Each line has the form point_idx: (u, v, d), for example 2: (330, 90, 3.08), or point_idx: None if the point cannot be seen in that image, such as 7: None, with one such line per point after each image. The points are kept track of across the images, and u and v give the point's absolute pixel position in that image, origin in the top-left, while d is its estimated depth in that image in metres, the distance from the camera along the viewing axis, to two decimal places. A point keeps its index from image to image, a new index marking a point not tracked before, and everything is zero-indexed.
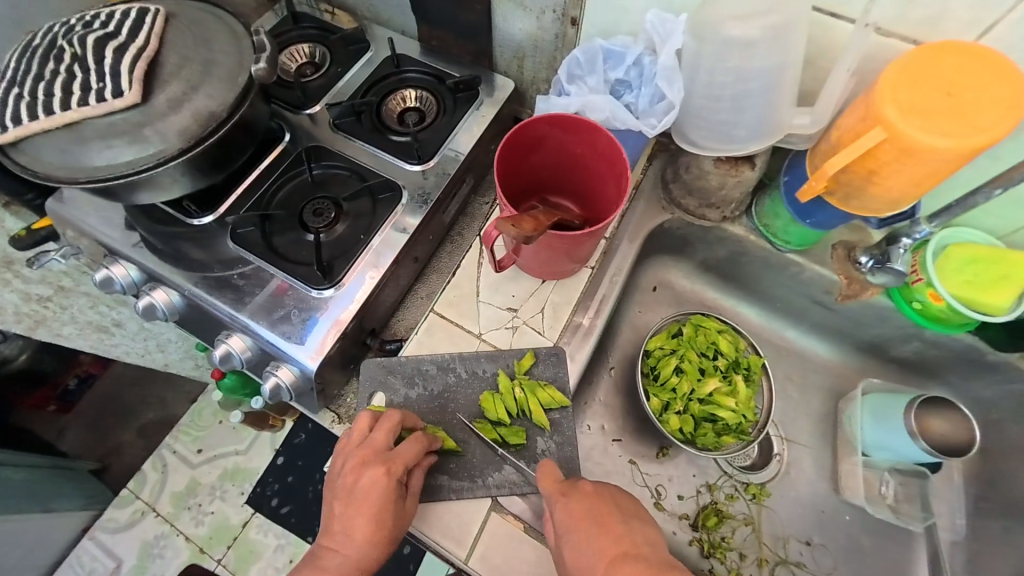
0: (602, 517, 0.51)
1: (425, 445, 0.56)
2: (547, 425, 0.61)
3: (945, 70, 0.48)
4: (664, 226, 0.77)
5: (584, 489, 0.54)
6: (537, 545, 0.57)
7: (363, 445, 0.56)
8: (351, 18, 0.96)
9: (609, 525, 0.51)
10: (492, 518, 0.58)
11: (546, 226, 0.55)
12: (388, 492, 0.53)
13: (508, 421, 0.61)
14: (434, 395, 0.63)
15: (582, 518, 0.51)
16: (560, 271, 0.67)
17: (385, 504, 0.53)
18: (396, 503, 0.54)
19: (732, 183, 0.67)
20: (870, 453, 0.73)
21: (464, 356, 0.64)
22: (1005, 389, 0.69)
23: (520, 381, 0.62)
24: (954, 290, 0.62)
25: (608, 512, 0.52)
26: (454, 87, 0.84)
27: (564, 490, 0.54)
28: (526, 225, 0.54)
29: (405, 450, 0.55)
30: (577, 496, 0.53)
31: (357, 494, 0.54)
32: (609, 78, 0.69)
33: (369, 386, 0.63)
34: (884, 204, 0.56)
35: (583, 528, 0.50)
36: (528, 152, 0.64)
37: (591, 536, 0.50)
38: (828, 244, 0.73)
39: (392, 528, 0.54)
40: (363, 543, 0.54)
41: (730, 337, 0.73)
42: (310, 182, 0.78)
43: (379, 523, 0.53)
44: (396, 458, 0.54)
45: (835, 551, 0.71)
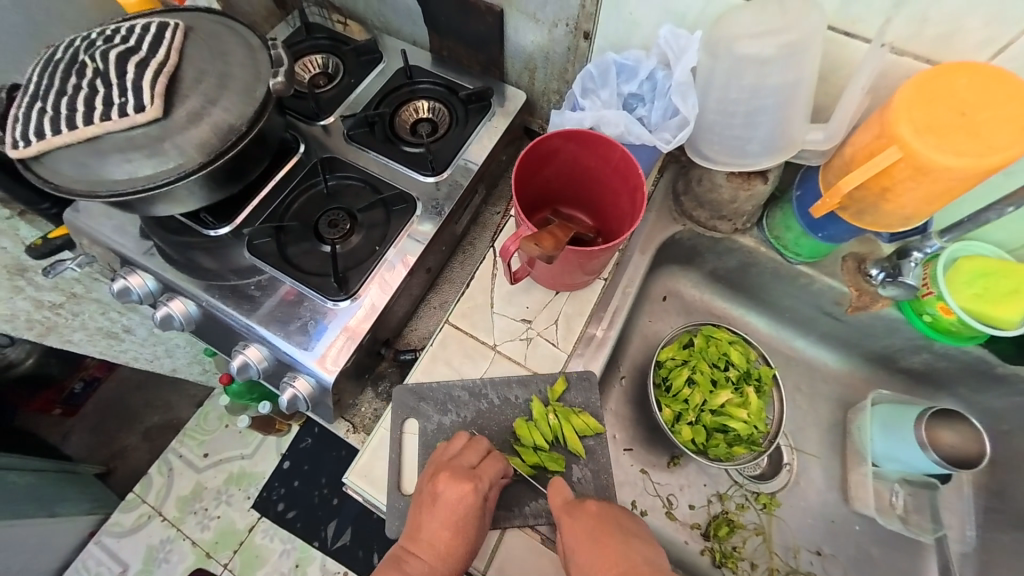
0: (603, 536, 0.51)
1: (504, 467, 0.57)
2: (581, 453, 0.61)
3: (960, 91, 0.48)
4: (674, 237, 0.78)
5: (588, 508, 0.53)
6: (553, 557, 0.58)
7: (452, 458, 0.56)
8: (363, 28, 0.97)
9: (610, 545, 0.50)
10: (508, 531, 0.58)
11: (564, 241, 0.56)
12: (472, 506, 0.54)
13: (545, 449, 0.60)
14: (467, 422, 0.62)
15: (581, 537, 0.51)
16: (574, 283, 0.67)
17: (469, 517, 0.54)
18: (478, 519, 0.54)
19: (744, 197, 0.68)
20: (879, 463, 0.74)
21: (494, 381, 0.64)
22: (1014, 400, 0.69)
23: (554, 408, 0.62)
24: (963, 303, 0.63)
25: (609, 532, 0.51)
26: (466, 98, 0.85)
27: (569, 509, 0.54)
28: (544, 242, 0.55)
29: (489, 467, 0.56)
30: (579, 516, 0.53)
31: (445, 504, 0.53)
32: (622, 92, 0.69)
33: (398, 411, 0.63)
34: (897, 220, 0.56)
35: (584, 546, 0.50)
36: (543, 165, 0.65)
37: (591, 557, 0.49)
38: (838, 256, 0.73)
39: (471, 543, 0.54)
40: (444, 555, 0.53)
41: (741, 347, 0.74)
42: (324, 193, 0.78)
43: (463, 535, 0.53)
44: (480, 474, 0.55)
45: (845, 560, 0.72)
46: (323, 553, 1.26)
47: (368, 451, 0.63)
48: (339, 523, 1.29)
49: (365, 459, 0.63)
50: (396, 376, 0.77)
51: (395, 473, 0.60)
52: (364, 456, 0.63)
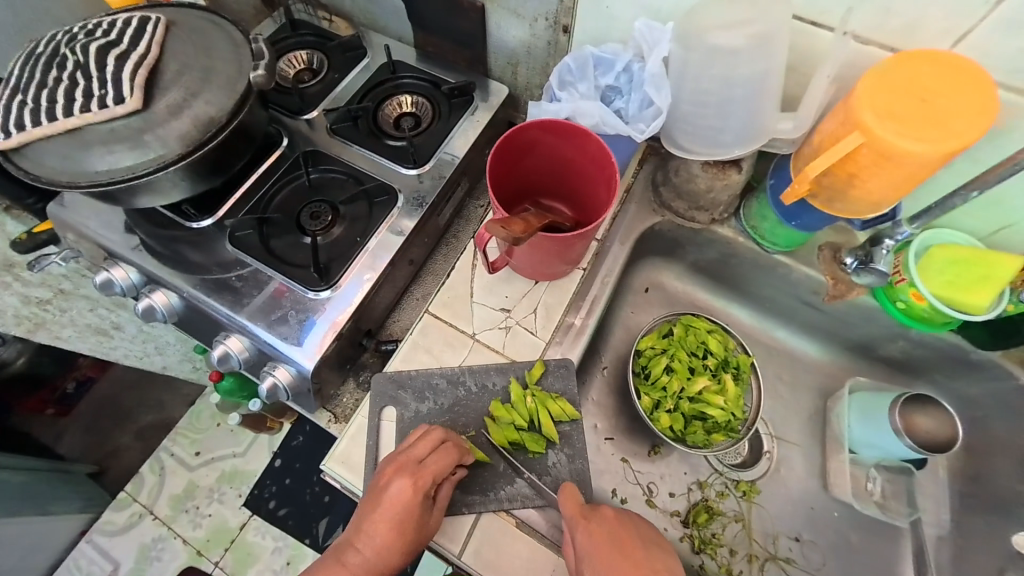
0: (625, 544, 0.53)
1: (452, 463, 0.56)
2: (556, 438, 0.61)
3: (921, 78, 0.49)
4: (655, 228, 0.78)
5: (607, 513, 0.55)
6: (529, 541, 0.58)
7: (400, 453, 0.56)
8: (349, 25, 0.98)
9: (632, 550, 0.53)
10: (484, 515, 0.59)
11: (536, 227, 0.57)
12: (413, 504, 0.54)
13: (521, 431, 0.61)
14: (444, 409, 0.63)
15: (607, 543, 0.52)
16: (552, 273, 0.68)
17: (410, 515, 0.54)
18: (420, 516, 0.55)
19: (720, 186, 0.68)
20: (856, 450, 0.75)
21: (474, 370, 0.65)
22: (987, 386, 0.70)
23: (532, 391, 0.63)
24: (935, 290, 0.64)
25: (630, 538, 0.54)
26: (449, 93, 0.86)
27: (587, 514, 0.55)
28: (514, 227, 0.55)
29: (436, 463, 0.55)
30: (603, 522, 0.54)
31: (385, 502, 0.54)
32: (599, 85, 0.70)
33: (379, 401, 0.63)
34: (864, 206, 0.57)
35: (608, 552, 0.51)
36: (520, 156, 0.66)
37: (614, 566, 0.51)
38: (815, 245, 0.74)
39: (411, 539, 0.55)
40: (383, 549, 0.54)
41: (720, 336, 0.74)
42: (307, 186, 0.79)
43: (403, 532, 0.54)
44: (425, 471, 0.54)
45: (825, 547, 0.72)
46: (314, 550, 1.27)
47: (346, 438, 0.63)
48: (330, 520, 1.30)
49: (344, 445, 0.63)
50: (379, 367, 0.78)
51: (372, 460, 0.61)
52: (343, 441, 0.63)
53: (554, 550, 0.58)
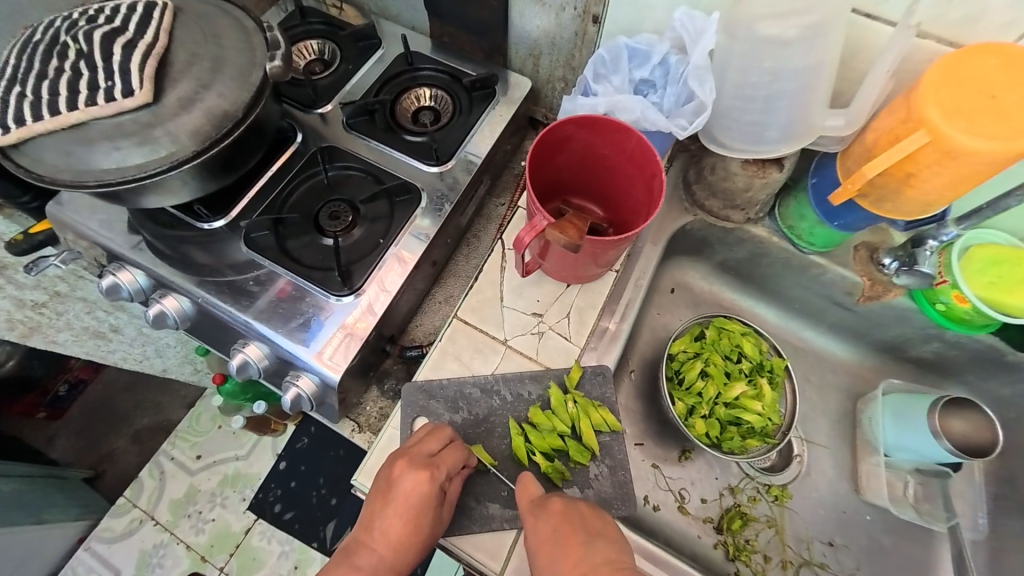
0: (567, 539, 0.49)
1: (461, 459, 0.55)
2: (597, 449, 0.59)
3: (988, 73, 0.47)
4: (685, 227, 0.77)
5: (551, 507, 0.52)
6: None
7: (409, 448, 0.54)
8: (359, 14, 0.94)
9: (574, 548, 0.49)
10: (525, 530, 0.56)
11: (583, 230, 0.55)
12: (426, 501, 0.52)
13: (563, 439, 0.59)
14: (477, 420, 0.60)
15: (546, 540, 0.50)
16: (586, 275, 0.65)
17: (424, 509, 0.52)
18: (432, 510, 0.53)
19: (759, 185, 0.67)
20: (891, 453, 0.73)
21: (508, 378, 0.62)
22: (1022, 387, 0.69)
23: (573, 396, 0.61)
24: (979, 291, 0.63)
25: (573, 533, 0.50)
26: (470, 86, 0.83)
27: (534, 508, 0.52)
28: (566, 230, 0.54)
29: (448, 457, 0.54)
30: (546, 513, 0.51)
31: (398, 495, 0.52)
32: (633, 78, 0.68)
33: (410, 411, 0.60)
34: (918, 207, 0.55)
35: (546, 548, 0.50)
36: (555, 152, 0.63)
37: (556, 560, 0.49)
38: (850, 246, 0.73)
39: (425, 537, 0.53)
40: (396, 546, 0.53)
41: (754, 339, 0.73)
42: (324, 184, 0.75)
43: (418, 531, 0.52)
44: (439, 463, 0.53)
45: (857, 551, 0.71)
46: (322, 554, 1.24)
47: (375, 451, 0.60)
48: (338, 524, 1.26)
49: (375, 460, 0.60)
50: (401, 374, 0.74)
51: None
52: (372, 456, 0.60)
53: None
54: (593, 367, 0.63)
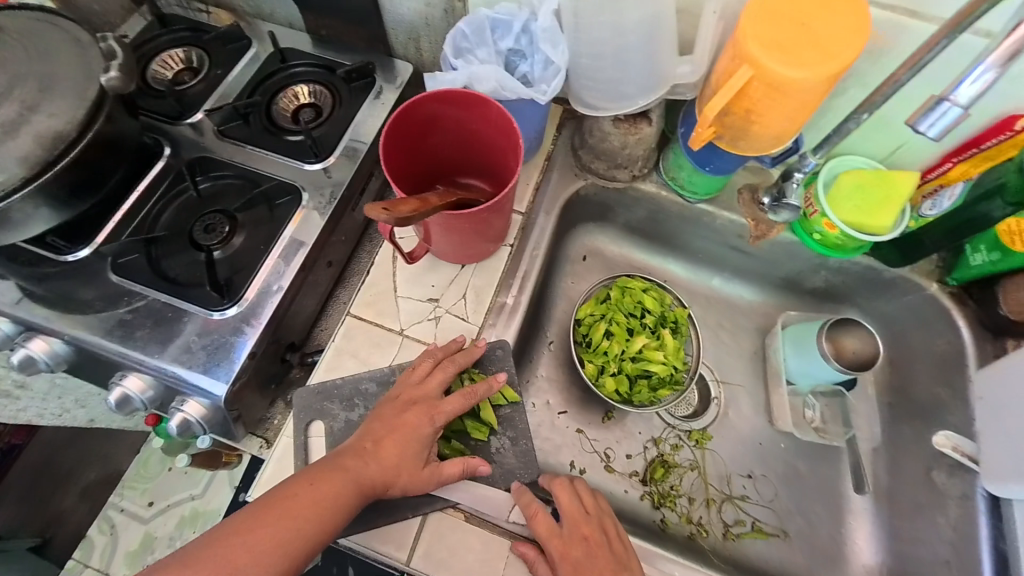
0: (596, 562, 0.53)
1: (481, 392, 0.58)
2: (495, 423, 0.59)
3: (796, 3, 0.49)
4: (580, 193, 0.77)
5: (579, 531, 0.54)
6: (481, 532, 0.56)
7: (414, 384, 0.57)
8: (233, 15, 0.89)
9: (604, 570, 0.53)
10: (431, 515, 0.56)
11: (429, 207, 0.50)
12: (430, 421, 0.55)
13: (461, 419, 0.59)
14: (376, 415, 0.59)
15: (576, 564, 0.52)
16: (476, 253, 0.64)
17: (419, 445, 0.54)
18: (423, 451, 0.54)
19: (633, 141, 0.68)
20: (794, 380, 0.77)
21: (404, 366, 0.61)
22: (904, 302, 0.74)
23: (470, 374, 0.61)
24: (844, 217, 0.66)
25: (600, 557, 0.53)
26: (347, 76, 0.80)
27: (561, 533, 0.54)
28: (401, 208, 0.48)
29: (450, 402, 0.56)
30: (578, 551, 0.53)
31: (396, 425, 0.54)
32: (501, 49, 0.67)
33: (305, 416, 0.59)
34: (767, 141, 0.57)
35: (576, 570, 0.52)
36: (423, 132, 0.61)
37: None
38: (735, 188, 0.75)
39: (412, 459, 0.54)
40: (378, 479, 0.52)
41: (655, 293, 0.74)
42: (197, 197, 0.72)
43: (406, 461, 0.53)
44: (439, 407, 0.56)
45: (774, 478, 0.73)
46: None
47: (272, 462, 0.58)
48: None
49: (271, 471, 0.58)
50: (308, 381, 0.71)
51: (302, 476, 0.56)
52: (269, 467, 0.58)
53: (506, 535, 0.56)
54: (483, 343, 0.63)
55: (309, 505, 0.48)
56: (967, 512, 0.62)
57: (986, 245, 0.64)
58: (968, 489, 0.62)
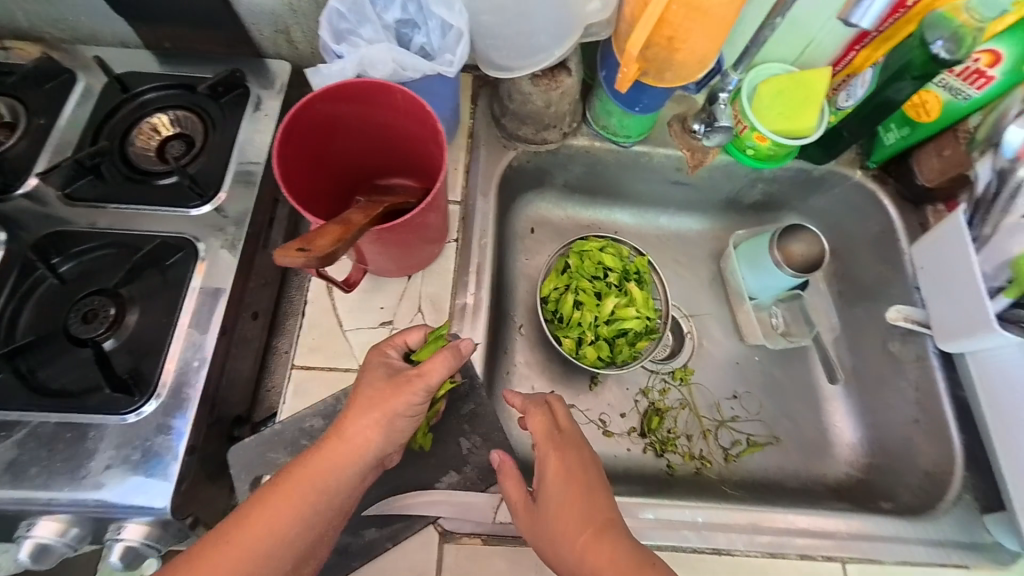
0: (588, 489, 0.49)
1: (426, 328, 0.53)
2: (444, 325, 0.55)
3: None
4: (513, 164, 0.71)
5: (579, 454, 0.52)
6: (503, 551, 0.52)
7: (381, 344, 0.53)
8: (39, 45, 0.70)
9: (595, 498, 0.49)
10: (446, 551, 0.52)
11: (353, 232, 0.43)
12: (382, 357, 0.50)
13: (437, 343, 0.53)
14: None
15: (570, 489, 0.49)
16: (421, 259, 0.57)
17: (383, 379, 0.47)
18: (395, 385, 0.47)
19: (557, 97, 0.62)
20: (756, 296, 0.78)
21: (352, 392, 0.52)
22: (832, 195, 0.78)
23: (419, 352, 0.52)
24: (773, 126, 0.66)
25: (593, 485, 0.50)
26: (212, 91, 0.66)
27: (559, 448, 0.51)
28: (321, 241, 0.41)
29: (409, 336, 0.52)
30: (562, 461, 0.51)
31: (363, 378, 0.49)
32: (388, 24, 0.58)
33: None
34: (694, 68, 0.54)
35: (568, 497, 0.49)
36: (324, 138, 0.52)
37: (574, 508, 0.48)
38: (665, 123, 0.74)
39: (388, 396, 0.46)
40: (351, 444, 0.45)
41: (612, 249, 0.73)
42: (60, 284, 0.57)
43: (372, 407, 0.46)
44: (393, 347, 0.51)
45: (757, 391, 0.76)
46: None
47: None
48: None
49: None
50: None
51: None
52: None
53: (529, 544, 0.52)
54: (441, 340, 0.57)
55: (270, 518, 0.43)
56: (925, 372, 0.65)
57: (896, 123, 0.68)
58: (921, 350, 0.66)
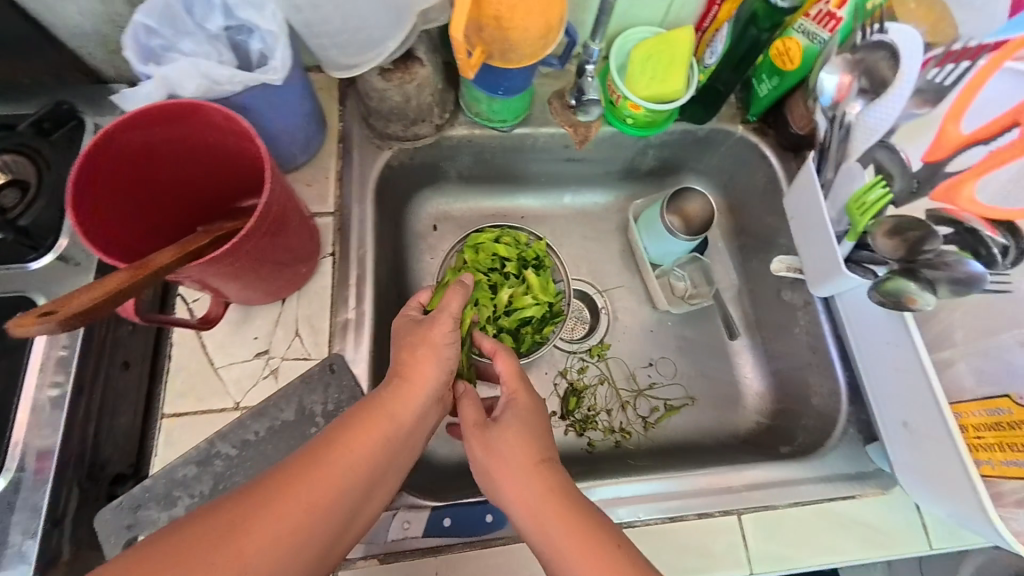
0: (534, 434, 0.50)
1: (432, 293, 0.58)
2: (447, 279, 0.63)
3: None
4: (390, 163, 0.68)
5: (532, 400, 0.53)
6: (407, 563, 0.52)
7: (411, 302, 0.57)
8: None
9: (537, 445, 0.49)
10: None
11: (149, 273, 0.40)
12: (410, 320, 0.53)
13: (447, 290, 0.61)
14: None
15: (519, 431, 0.50)
16: (288, 279, 0.54)
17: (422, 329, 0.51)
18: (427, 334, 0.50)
19: (414, 90, 0.59)
20: (660, 263, 0.79)
21: (225, 432, 0.50)
22: (722, 153, 0.78)
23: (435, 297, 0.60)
24: (644, 92, 0.65)
25: (536, 434, 0.50)
26: (39, 127, 0.60)
27: (515, 391, 0.53)
28: (105, 287, 0.38)
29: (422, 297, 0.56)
30: (531, 392, 0.54)
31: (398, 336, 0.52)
32: (215, 33, 0.53)
33: None
34: (534, 42, 0.51)
35: (516, 439, 0.49)
36: (145, 167, 0.48)
37: (517, 449, 0.49)
38: (544, 101, 0.71)
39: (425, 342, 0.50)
40: (410, 391, 0.47)
41: (508, 238, 0.71)
42: None
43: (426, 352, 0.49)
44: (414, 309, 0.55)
45: (673, 355, 0.77)
46: None
47: None
48: None
49: None
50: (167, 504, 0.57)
51: None
52: None
53: (431, 552, 0.53)
54: (320, 363, 0.54)
55: (317, 487, 0.39)
56: (812, 316, 0.68)
57: (767, 73, 0.68)
58: (808, 296, 0.68)
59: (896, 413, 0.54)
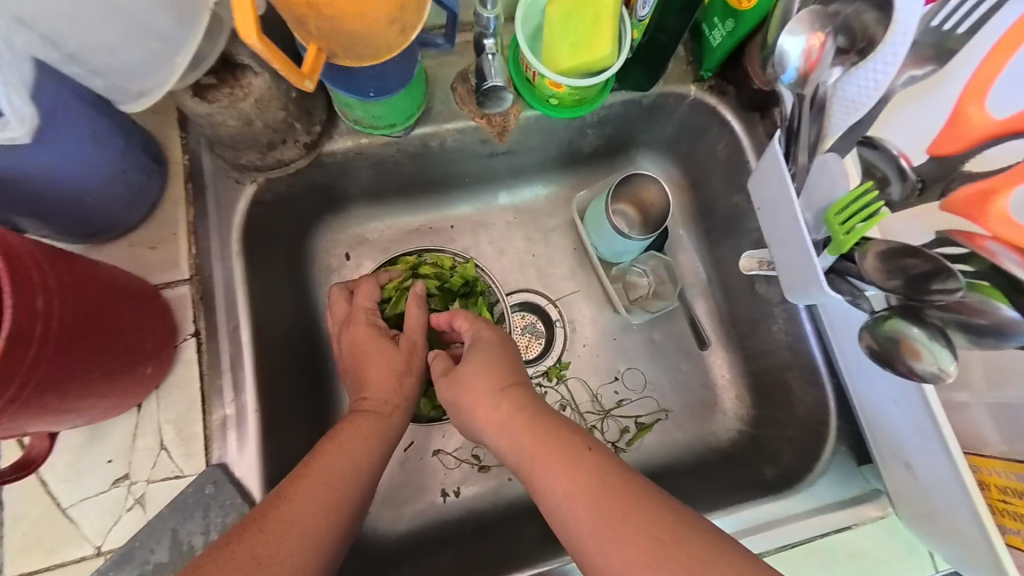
0: (496, 367, 0.47)
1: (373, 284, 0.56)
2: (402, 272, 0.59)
3: None
4: (257, 197, 0.52)
5: (493, 339, 0.50)
6: None
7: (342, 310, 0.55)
8: None
9: (502, 372, 0.47)
10: None
11: None
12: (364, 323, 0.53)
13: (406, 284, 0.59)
14: None
15: (480, 368, 0.47)
16: (136, 383, 0.43)
17: (375, 343, 0.51)
18: (393, 351, 0.51)
19: (251, 110, 0.44)
20: (617, 262, 0.68)
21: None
22: (675, 119, 0.64)
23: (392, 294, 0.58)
24: (567, 65, 0.50)
25: (500, 365, 0.47)
26: None
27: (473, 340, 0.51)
28: None
29: (361, 299, 0.54)
30: (494, 329, 0.52)
31: (348, 348, 0.52)
32: None
33: None
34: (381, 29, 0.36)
35: (480, 375, 0.47)
36: None
37: (481, 385, 0.46)
38: (446, 87, 0.57)
39: (389, 356, 0.51)
40: (386, 401, 0.49)
41: (431, 266, 0.62)
42: None
43: (387, 361, 0.50)
44: (357, 310, 0.54)
45: (643, 367, 0.67)
46: None
47: None
48: None
49: None
50: None
51: None
52: None
53: None
54: (193, 483, 0.44)
55: (310, 505, 0.40)
56: (791, 312, 0.58)
57: (719, 16, 0.53)
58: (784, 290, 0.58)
59: (896, 452, 0.46)
